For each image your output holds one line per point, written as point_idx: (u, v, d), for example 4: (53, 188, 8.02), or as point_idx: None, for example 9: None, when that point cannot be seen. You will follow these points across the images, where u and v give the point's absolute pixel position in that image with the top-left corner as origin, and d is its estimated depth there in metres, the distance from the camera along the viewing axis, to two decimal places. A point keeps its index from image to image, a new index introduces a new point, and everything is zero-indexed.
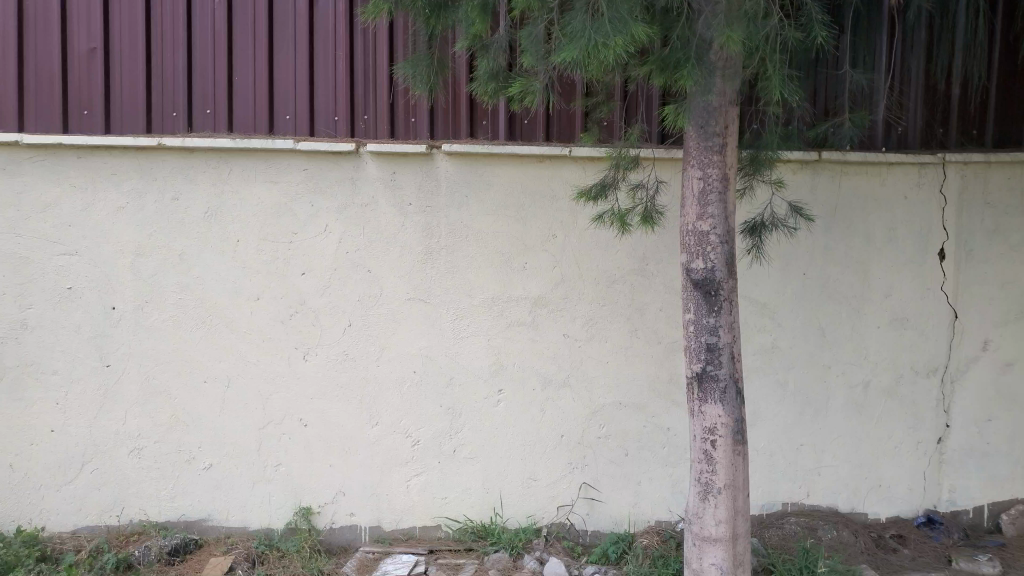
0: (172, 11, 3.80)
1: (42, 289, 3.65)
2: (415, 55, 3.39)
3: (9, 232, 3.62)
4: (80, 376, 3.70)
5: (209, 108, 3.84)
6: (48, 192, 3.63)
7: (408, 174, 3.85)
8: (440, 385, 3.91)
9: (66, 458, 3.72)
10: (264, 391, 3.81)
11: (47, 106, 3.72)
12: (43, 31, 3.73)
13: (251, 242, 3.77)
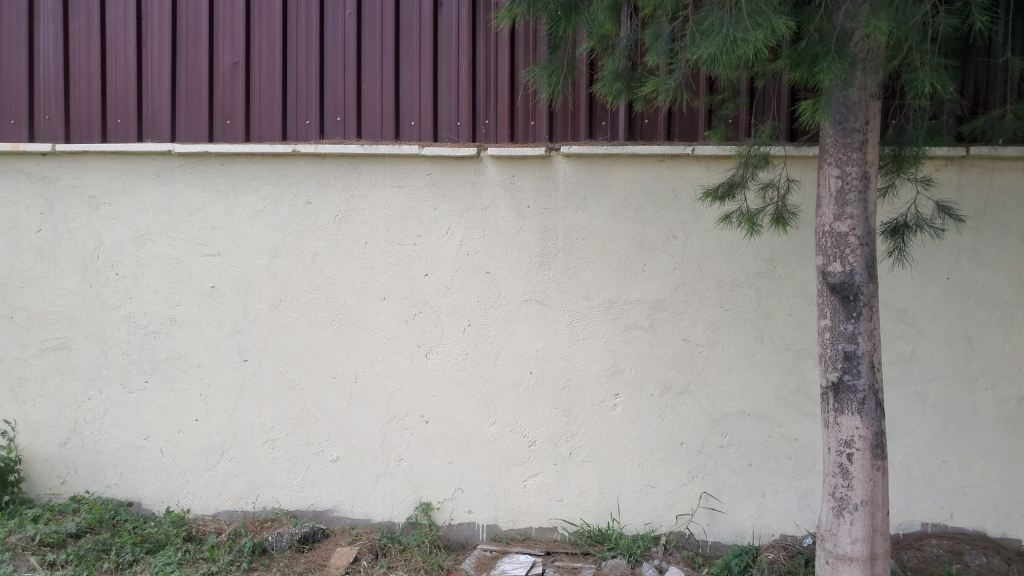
0: (307, 23, 4.00)
1: (189, 287, 3.92)
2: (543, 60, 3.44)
3: (162, 234, 3.90)
4: (222, 368, 3.94)
5: (339, 116, 4.00)
6: (196, 197, 3.90)
7: (527, 176, 3.88)
8: (558, 387, 3.90)
9: (209, 446, 3.97)
10: (388, 388, 3.94)
11: (195, 116, 3.99)
12: (192, 47, 4.00)
13: (378, 244, 3.91)
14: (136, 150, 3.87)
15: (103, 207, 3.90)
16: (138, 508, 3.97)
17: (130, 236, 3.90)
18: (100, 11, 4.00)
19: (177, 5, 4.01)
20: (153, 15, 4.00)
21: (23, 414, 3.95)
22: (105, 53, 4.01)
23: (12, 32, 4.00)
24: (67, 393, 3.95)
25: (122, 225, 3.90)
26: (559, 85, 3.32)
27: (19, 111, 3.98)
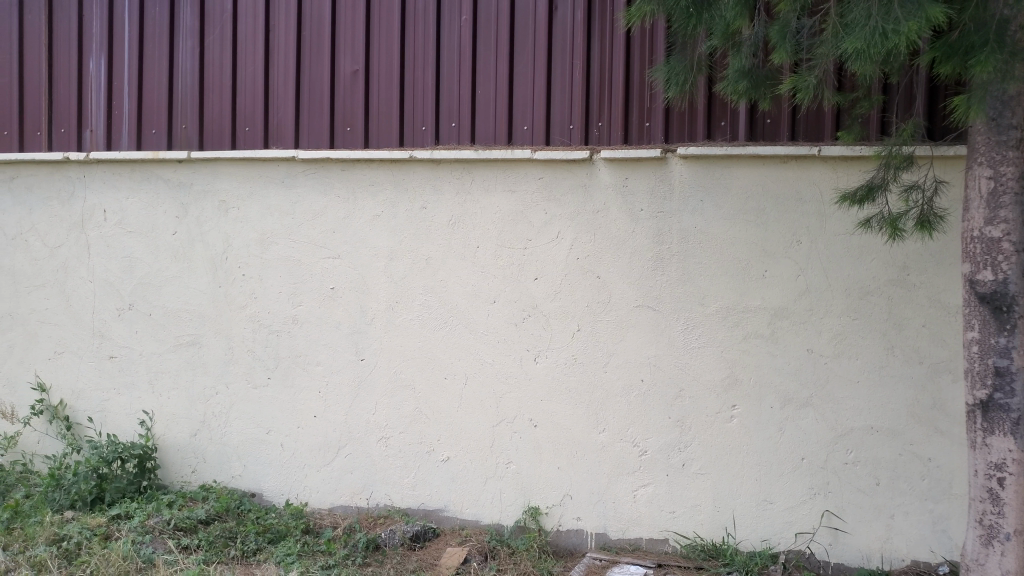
0: (425, 31, 4.07)
1: (311, 288, 4.07)
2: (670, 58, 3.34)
3: (286, 237, 4.07)
4: (340, 367, 4.07)
5: (454, 122, 4.05)
6: (318, 202, 4.04)
7: (641, 179, 3.81)
8: (670, 395, 3.80)
9: (326, 442, 4.10)
10: (498, 391, 3.95)
11: (317, 124, 4.13)
12: (315, 57, 4.15)
13: (490, 247, 3.93)
14: (264, 157, 4.04)
15: (233, 211, 4.10)
16: (261, 499, 4.14)
17: (256, 239, 4.09)
18: (233, 24, 4.18)
19: (303, 16, 4.15)
20: (280, 27, 4.16)
21: (159, 405, 4.19)
22: (237, 64, 4.19)
23: (154, 46, 4.23)
24: (198, 386, 4.16)
25: (250, 228, 4.09)
26: (686, 87, 3.23)
27: (158, 120, 4.21)
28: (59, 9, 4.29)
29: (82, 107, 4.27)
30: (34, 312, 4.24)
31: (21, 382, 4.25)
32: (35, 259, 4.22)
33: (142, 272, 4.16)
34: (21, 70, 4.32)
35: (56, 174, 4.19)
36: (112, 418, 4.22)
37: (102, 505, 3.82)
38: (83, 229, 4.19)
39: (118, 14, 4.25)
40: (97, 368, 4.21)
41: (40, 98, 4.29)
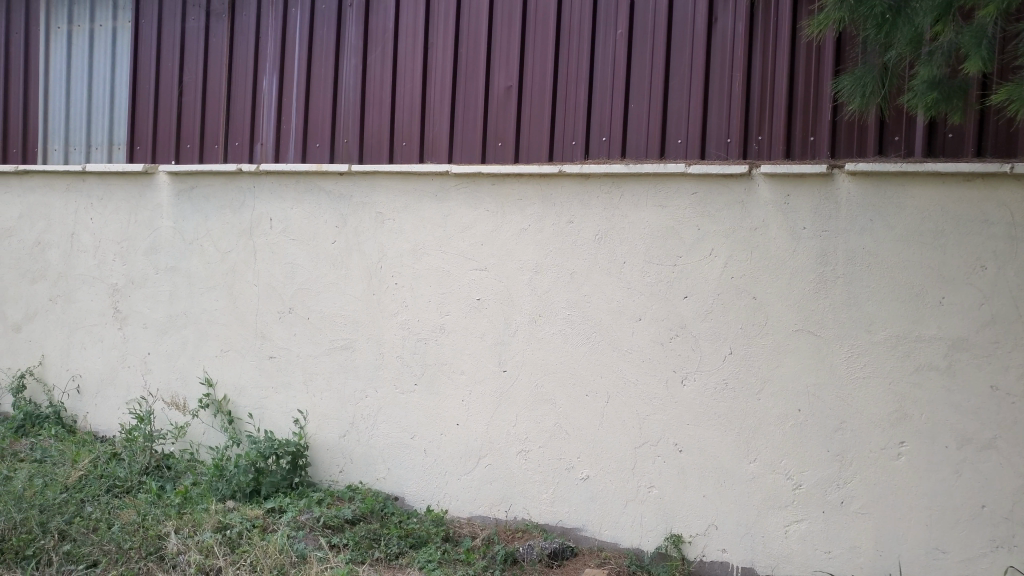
0: (579, 46, 4.05)
1: (457, 299, 4.13)
2: (857, 66, 3.08)
3: (436, 248, 4.16)
4: (482, 378, 4.11)
5: (605, 136, 4.00)
6: (468, 215, 4.11)
7: (803, 196, 3.61)
8: (829, 428, 3.57)
9: (467, 451, 4.14)
10: (642, 411, 3.85)
11: (470, 138, 4.21)
12: (470, 73, 4.23)
13: (638, 263, 3.84)
14: (418, 171, 4.16)
15: (388, 222, 4.24)
16: (403, 503, 4.24)
17: (408, 249, 4.20)
18: (394, 43, 4.33)
19: (460, 33, 4.24)
20: (438, 45, 4.27)
21: (312, 405, 4.38)
22: (396, 81, 4.34)
23: (321, 65, 4.45)
24: (348, 389, 4.33)
25: (403, 239, 4.21)
26: (872, 99, 2.98)
27: (323, 135, 4.43)
28: (239, 32, 4.60)
29: (255, 122, 4.56)
30: (205, 312, 4.55)
31: (192, 377, 4.57)
32: (208, 263, 4.53)
33: (302, 278, 4.38)
34: (204, 89, 4.67)
35: (229, 184, 4.49)
36: (270, 415, 4.45)
37: (258, 498, 4.03)
38: (251, 236, 4.46)
39: (290, 35, 4.50)
40: (259, 367, 4.46)
41: (219, 114, 4.62)
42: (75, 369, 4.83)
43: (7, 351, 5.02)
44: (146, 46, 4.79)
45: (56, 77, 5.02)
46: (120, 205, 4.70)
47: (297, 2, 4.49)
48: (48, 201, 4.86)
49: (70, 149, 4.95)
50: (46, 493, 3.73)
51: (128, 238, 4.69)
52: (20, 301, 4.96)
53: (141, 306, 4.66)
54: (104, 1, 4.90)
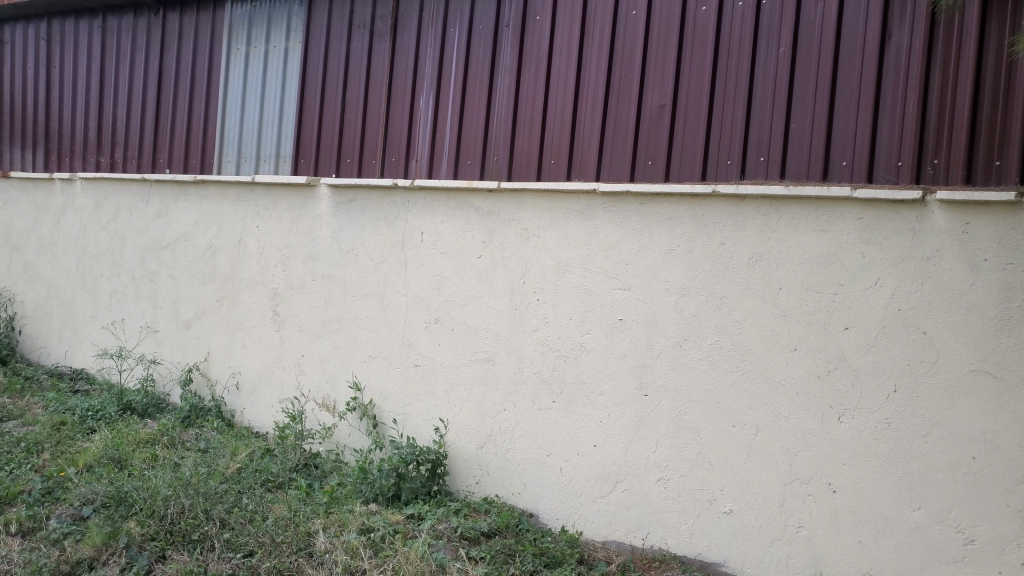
0: (738, 63, 3.91)
1: (600, 319, 4.09)
2: None
3: (581, 266, 4.13)
4: (623, 400, 4.03)
5: (762, 156, 3.85)
6: (613, 234, 4.05)
7: (985, 226, 3.31)
8: (1009, 481, 3.24)
9: (604, 473, 4.08)
10: (793, 447, 3.65)
11: (619, 156, 4.17)
12: (623, 91, 4.19)
13: (794, 290, 3.66)
14: (565, 189, 4.15)
15: (533, 238, 4.26)
16: (537, 520, 4.23)
17: (552, 266, 4.21)
18: (548, 62, 4.36)
19: (614, 52, 4.21)
20: (592, 64, 4.26)
21: (452, 416, 4.47)
22: (548, 100, 4.37)
23: (475, 84, 4.56)
24: (488, 402, 4.37)
25: (547, 256, 4.22)
26: None
27: (474, 152, 4.53)
28: (398, 51, 4.79)
29: (410, 139, 4.73)
30: (356, 319, 4.74)
31: (341, 380, 4.77)
32: (361, 272, 4.73)
33: (447, 290, 4.48)
34: (365, 106, 4.90)
35: (384, 199, 4.67)
36: (411, 422, 4.58)
37: (398, 503, 4.14)
38: (402, 248, 4.61)
39: (447, 55, 4.64)
40: (403, 375, 4.60)
41: (378, 131, 4.83)
42: (236, 367, 5.16)
43: (177, 346, 5.43)
44: (314, 66, 5.09)
45: (233, 93, 5.41)
46: (283, 215, 5.00)
47: (456, 23, 4.61)
48: (221, 209, 5.25)
49: (242, 161, 5.33)
50: (209, 481, 3.97)
51: (289, 246, 4.97)
52: (191, 300, 5.37)
53: (298, 311, 4.93)
54: (278, 24, 5.24)
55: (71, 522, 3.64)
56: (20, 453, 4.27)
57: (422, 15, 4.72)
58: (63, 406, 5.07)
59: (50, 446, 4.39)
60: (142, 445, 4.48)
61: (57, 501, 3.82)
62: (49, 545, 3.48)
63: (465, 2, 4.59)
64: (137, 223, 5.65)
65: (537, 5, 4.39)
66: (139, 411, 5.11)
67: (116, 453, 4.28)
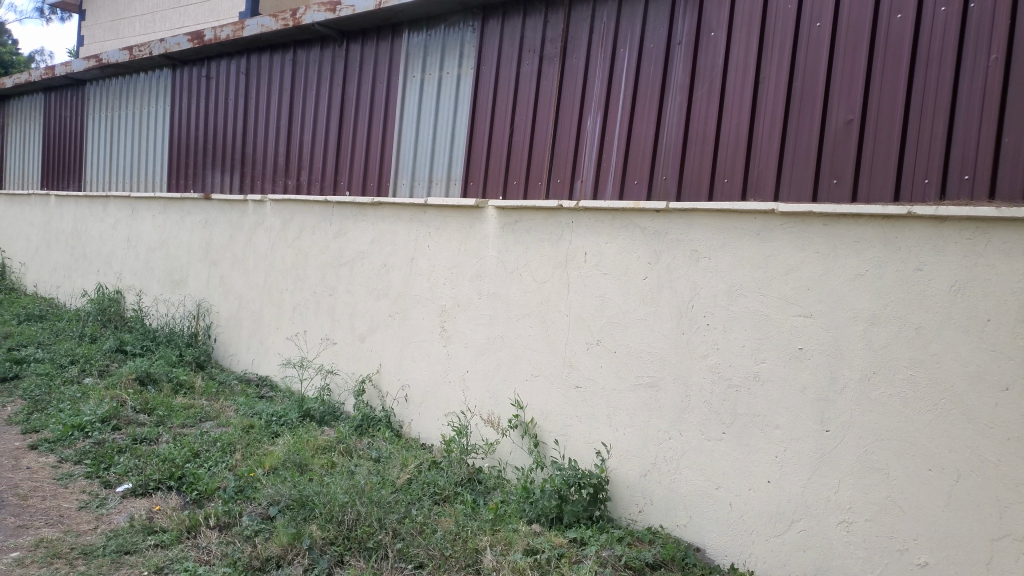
0: (939, 72, 3.51)
1: (777, 347, 3.86)
2: None
3: (756, 290, 3.92)
4: (801, 435, 3.77)
5: (967, 174, 3.40)
6: (793, 257, 3.80)
7: None
8: None
9: (778, 512, 3.84)
10: (1003, 498, 3.21)
11: (800, 175, 3.90)
12: (804, 106, 3.92)
13: (1005, 323, 3.23)
14: (741, 209, 3.96)
15: (703, 261, 4.09)
16: (703, 555, 4.05)
17: (724, 290, 4.03)
18: (722, 79, 4.20)
19: (796, 66, 3.96)
20: (770, 78, 4.05)
21: (615, 440, 4.39)
22: (721, 118, 4.21)
23: (645, 103, 4.49)
24: (652, 428, 4.25)
25: (718, 278, 4.04)
26: None
27: (642, 172, 4.45)
28: (568, 73, 4.81)
29: (577, 159, 4.73)
30: (519, 338, 4.78)
31: (504, 398, 4.83)
32: (525, 291, 4.77)
33: (611, 312, 4.40)
34: (533, 128, 4.97)
35: (549, 220, 4.67)
36: (573, 444, 4.54)
37: (560, 525, 4.11)
38: (566, 268, 4.59)
39: (616, 76, 4.60)
40: (565, 397, 4.57)
41: (545, 153, 4.88)
42: (405, 380, 5.37)
43: (352, 357, 5.74)
44: (485, 91, 5.24)
45: (408, 118, 5.67)
46: (452, 235, 5.15)
47: (626, 43, 4.56)
48: (395, 229, 5.50)
49: (414, 184, 5.56)
50: (381, 490, 4.13)
51: (456, 265, 5.12)
52: (366, 314, 5.66)
53: (464, 328, 5.05)
54: (452, 51, 5.43)
55: (261, 520, 3.91)
56: (217, 452, 4.65)
57: (592, 36, 4.71)
58: (252, 409, 5.49)
59: (241, 447, 4.75)
60: (321, 451, 4.74)
61: (247, 499, 4.11)
62: (242, 540, 3.75)
63: (636, 21, 4.53)
64: (319, 241, 6.03)
65: (712, 20, 4.25)
66: (316, 418, 5.42)
67: (298, 457, 4.55)
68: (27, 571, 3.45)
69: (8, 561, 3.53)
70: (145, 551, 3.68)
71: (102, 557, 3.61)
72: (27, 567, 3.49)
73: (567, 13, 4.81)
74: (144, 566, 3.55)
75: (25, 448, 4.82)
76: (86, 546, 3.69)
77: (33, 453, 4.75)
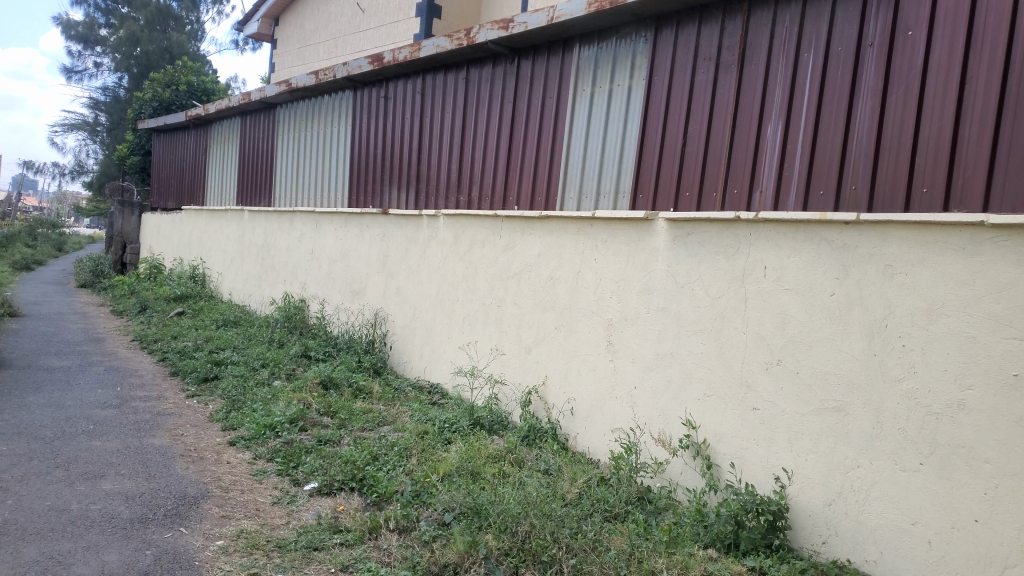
0: None
1: (987, 371, 3.38)
2: None
3: (961, 309, 3.48)
4: (1017, 471, 3.28)
5: None
6: (1007, 273, 3.33)
7: None
8: None
9: (989, 556, 3.34)
10: None
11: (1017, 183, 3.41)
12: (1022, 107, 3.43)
13: None
14: (943, 221, 3.53)
15: (898, 277, 3.71)
16: None
17: (922, 308, 3.62)
18: (921, 80, 3.82)
19: (1011, 62, 3.48)
20: (978, 78, 3.60)
21: (796, 465, 4.11)
22: (920, 123, 3.82)
23: (831, 109, 4.21)
24: (838, 455, 3.92)
25: (916, 296, 3.64)
26: None
27: (829, 182, 4.17)
28: (746, 80, 4.64)
29: (756, 170, 4.54)
30: (690, 354, 4.63)
31: (674, 416, 4.71)
32: (698, 306, 4.61)
33: (793, 330, 4.14)
34: (708, 138, 4.83)
35: (724, 232, 4.49)
36: (749, 468, 4.34)
37: (737, 552, 3.93)
38: (743, 283, 4.39)
39: (800, 82, 4.36)
40: (741, 418, 4.36)
41: (720, 163, 4.73)
42: (571, 394, 5.40)
43: (518, 368, 5.84)
44: (656, 102, 5.16)
45: (576, 131, 5.70)
46: (621, 248, 5.09)
47: (810, 47, 4.31)
48: (562, 242, 5.52)
49: (583, 197, 5.59)
50: (553, 504, 4.13)
51: (624, 278, 5.05)
52: (532, 326, 5.73)
53: (632, 342, 4.98)
54: (623, 63, 5.40)
55: (437, 526, 4.01)
56: (394, 456, 4.86)
57: (772, 41, 4.50)
58: (425, 415, 5.69)
59: (417, 452, 4.94)
60: (492, 460, 4.83)
61: (424, 505, 4.25)
62: (421, 544, 3.86)
63: (822, 23, 4.26)
64: (488, 255, 6.18)
65: (911, 19, 3.87)
66: (486, 426, 5.55)
67: (471, 465, 4.66)
68: (230, 559, 3.73)
69: (214, 547, 3.83)
70: (332, 549, 3.86)
71: (294, 551, 3.83)
72: (230, 555, 3.77)
73: (745, 18, 4.64)
74: (331, 562, 3.72)
75: (226, 444, 5.27)
76: (280, 540, 3.93)
77: (231, 449, 5.19)
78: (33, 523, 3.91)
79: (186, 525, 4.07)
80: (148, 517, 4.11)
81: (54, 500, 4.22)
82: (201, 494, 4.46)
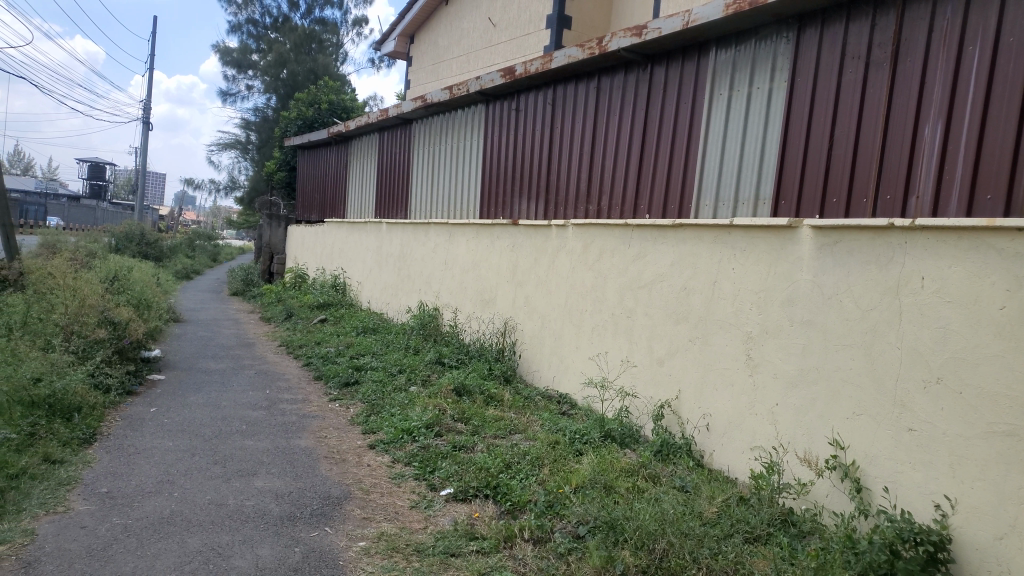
0: None
1: None
2: None
3: None
4: None
5: None
6: None
7: None
8: None
9: None
10: None
11: None
12: None
13: None
14: None
15: None
16: None
17: None
18: None
19: None
20: None
21: (960, 493, 3.72)
22: None
23: (999, 106, 3.82)
24: (1011, 485, 3.50)
25: None
26: None
27: (997, 187, 3.79)
28: (900, 77, 4.33)
29: (911, 173, 4.23)
30: (838, 370, 4.37)
31: (820, 436, 4.46)
32: (846, 319, 4.35)
33: (955, 347, 3.77)
34: (857, 141, 4.57)
35: (876, 240, 4.19)
36: (905, 493, 4.00)
37: None
38: (897, 295, 4.08)
39: (963, 79, 4.01)
40: (895, 439, 4.04)
41: (871, 166, 4.46)
42: (707, 409, 5.25)
43: (651, 382, 5.76)
44: (799, 105, 4.94)
45: (713, 137, 5.56)
46: (760, 258, 4.89)
47: (975, 39, 3.94)
48: (697, 251, 5.38)
49: (719, 204, 5.45)
50: (691, 522, 4.01)
51: (765, 289, 4.85)
52: (665, 337, 5.63)
53: (774, 356, 4.78)
54: (763, 65, 5.21)
55: (571, 539, 4.00)
56: (527, 465, 4.90)
57: (931, 35, 4.17)
58: (556, 426, 5.71)
59: (550, 462, 4.96)
60: (626, 474, 4.77)
61: (558, 516, 4.26)
62: (556, 556, 3.85)
63: (990, 13, 3.88)
64: (618, 264, 6.12)
65: None
66: (617, 439, 5.49)
67: (604, 478, 4.61)
68: (373, 560, 3.87)
69: (357, 548, 3.99)
70: (468, 556, 3.91)
71: (432, 556, 3.91)
72: (372, 556, 3.92)
73: (900, 13, 4.34)
74: (468, 569, 3.76)
75: (366, 447, 5.49)
76: (419, 544, 4.04)
77: (371, 452, 5.41)
78: (196, 515, 4.22)
79: (330, 524, 4.26)
80: (296, 515, 4.34)
81: (213, 494, 4.53)
82: (344, 496, 4.66)
